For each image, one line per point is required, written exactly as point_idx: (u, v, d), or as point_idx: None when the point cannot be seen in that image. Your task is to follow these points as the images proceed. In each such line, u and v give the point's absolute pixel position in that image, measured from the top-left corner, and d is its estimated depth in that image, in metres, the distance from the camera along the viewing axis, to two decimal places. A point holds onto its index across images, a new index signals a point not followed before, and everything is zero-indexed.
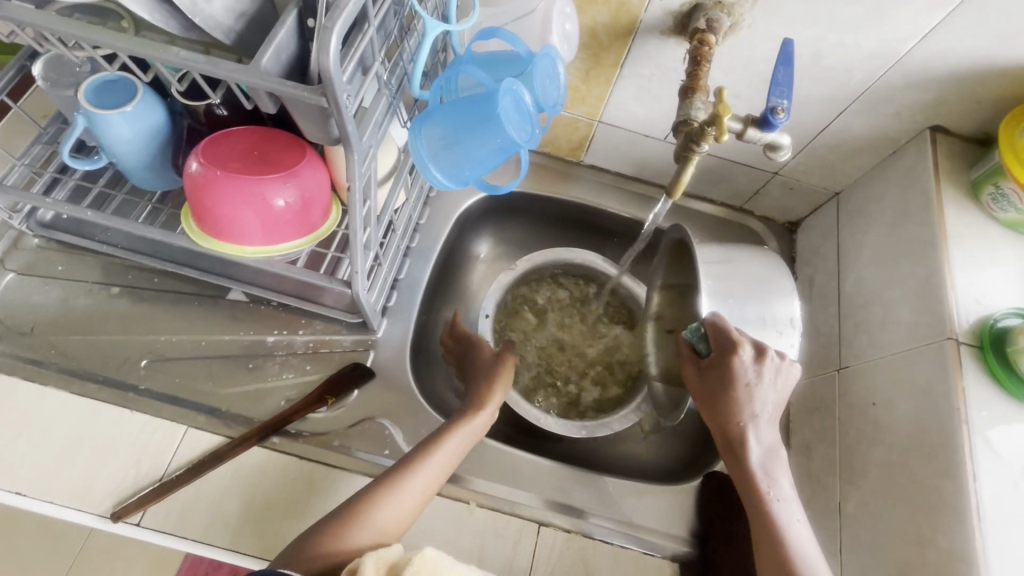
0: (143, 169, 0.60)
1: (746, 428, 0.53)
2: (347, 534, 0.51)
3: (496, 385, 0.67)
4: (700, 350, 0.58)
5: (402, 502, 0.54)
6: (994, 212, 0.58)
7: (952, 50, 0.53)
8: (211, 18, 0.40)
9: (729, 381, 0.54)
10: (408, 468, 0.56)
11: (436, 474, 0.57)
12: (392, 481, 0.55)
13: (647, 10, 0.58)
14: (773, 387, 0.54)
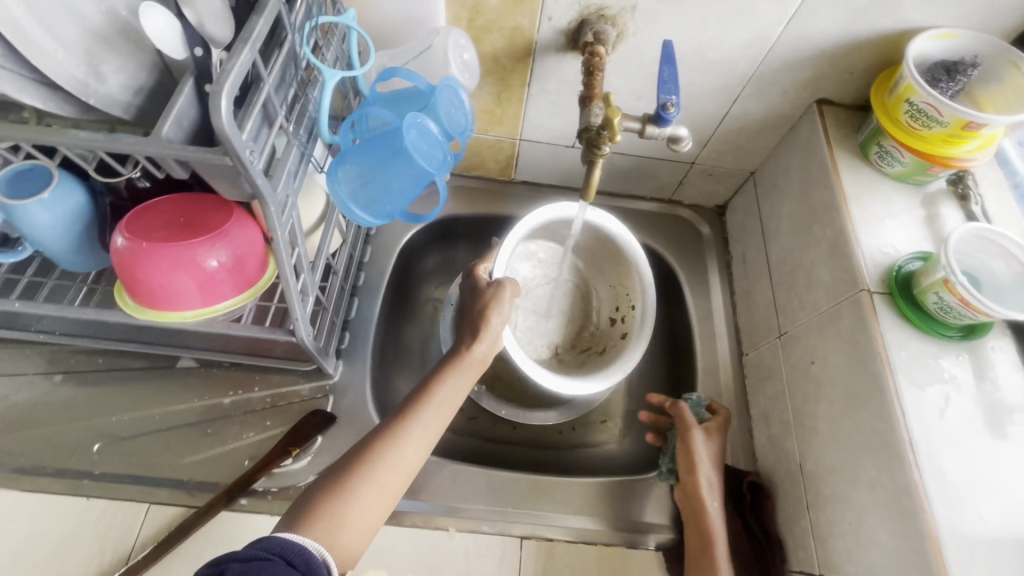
0: (71, 252, 0.60)
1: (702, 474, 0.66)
2: (357, 491, 0.49)
3: (503, 302, 0.63)
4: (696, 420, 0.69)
5: (409, 449, 0.53)
6: (882, 167, 0.63)
7: (816, 30, 0.59)
8: (106, 97, 0.41)
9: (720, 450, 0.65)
10: (413, 412, 0.55)
11: (441, 412, 0.56)
12: (395, 432, 0.53)
13: (539, 31, 0.61)
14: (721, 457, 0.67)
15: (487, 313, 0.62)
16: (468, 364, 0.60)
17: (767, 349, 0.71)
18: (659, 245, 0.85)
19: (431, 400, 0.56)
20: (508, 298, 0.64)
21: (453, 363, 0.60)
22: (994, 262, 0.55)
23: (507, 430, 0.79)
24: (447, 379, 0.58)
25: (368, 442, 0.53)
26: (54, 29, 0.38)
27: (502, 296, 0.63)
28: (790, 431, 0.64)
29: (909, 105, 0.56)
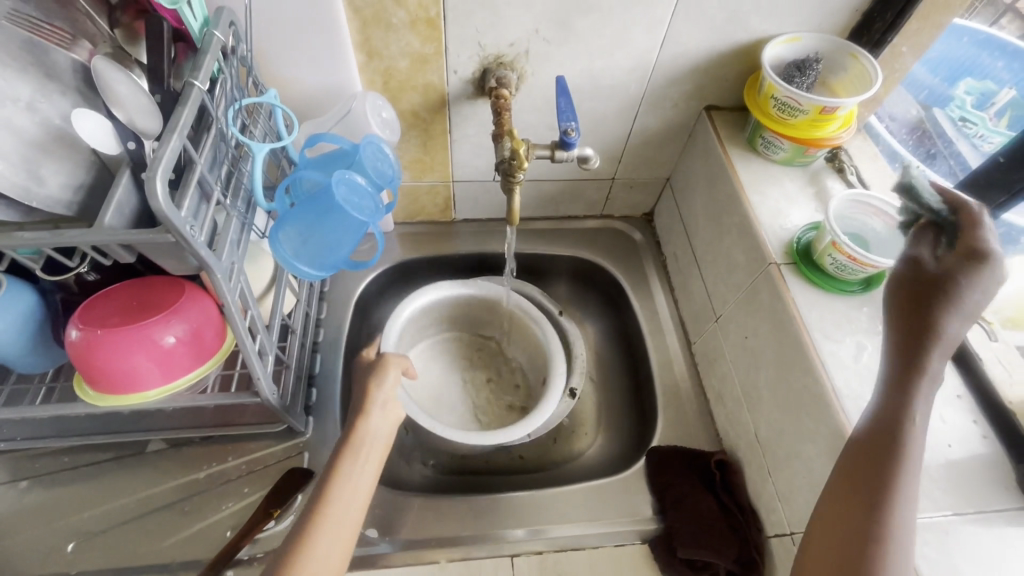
0: (26, 354, 0.61)
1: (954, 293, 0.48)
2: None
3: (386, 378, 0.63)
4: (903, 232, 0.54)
5: (333, 546, 0.49)
6: (769, 155, 0.71)
7: (686, 48, 0.67)
8: (48, 198, 0.44)
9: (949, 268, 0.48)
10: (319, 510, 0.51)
11: (356, 499, 0.53)
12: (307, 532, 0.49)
13: (448, 84, 0.68)
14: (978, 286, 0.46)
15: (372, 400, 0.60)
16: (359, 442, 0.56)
17: (709, 334, 0.76)
18: (599, 257, 0.91)
19: (336, 494, 0.52)
20: (394, 371, 0.64)
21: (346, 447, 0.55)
22: (873, 220, 0.63)
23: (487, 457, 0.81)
24: (346, 464, 0.54)
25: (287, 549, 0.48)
26: None
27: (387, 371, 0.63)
28: (742, 405, 0.68)
29: (774, 100, 0.65)
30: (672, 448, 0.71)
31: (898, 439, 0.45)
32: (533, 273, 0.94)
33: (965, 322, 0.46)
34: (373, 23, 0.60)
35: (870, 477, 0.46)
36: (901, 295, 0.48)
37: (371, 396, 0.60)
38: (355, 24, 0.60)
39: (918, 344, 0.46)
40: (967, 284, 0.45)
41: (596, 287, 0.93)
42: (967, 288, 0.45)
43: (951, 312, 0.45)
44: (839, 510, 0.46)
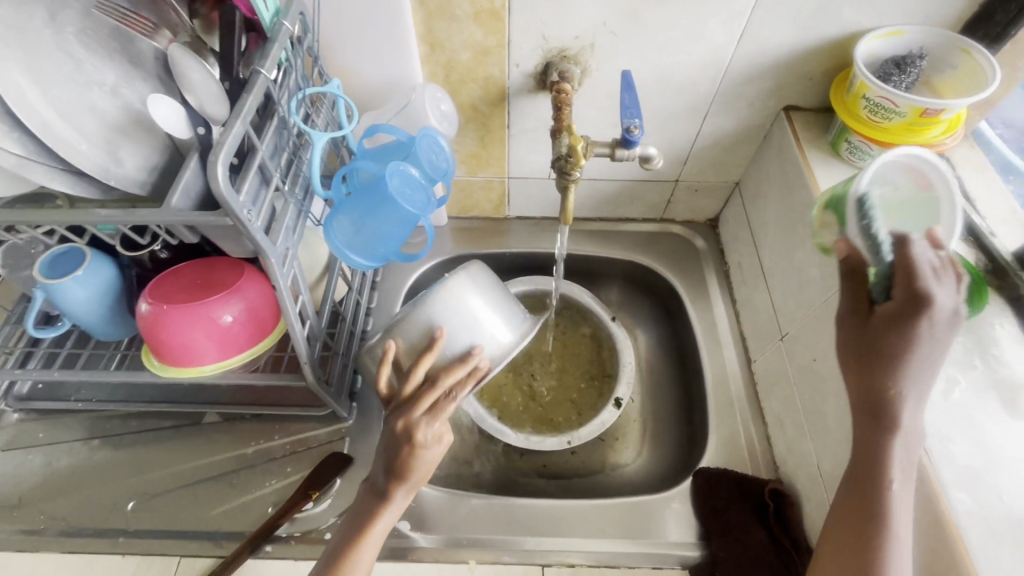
0: (104, 323, 0.66)
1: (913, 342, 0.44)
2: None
3: (431, 450, 0.54)
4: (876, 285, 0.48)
5: None
6: (855, 162, 0.64)
7: (767, 43, 0.62)
8: (124, 177, 0.46)
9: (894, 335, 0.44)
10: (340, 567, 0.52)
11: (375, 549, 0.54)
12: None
13: (510, 77, 0.67)
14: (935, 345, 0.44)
15: (411, 467, 0.53)
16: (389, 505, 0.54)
17: (772, 352, 0.70)
18: (656, 263, 0.87)
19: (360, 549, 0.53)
20: (439, 447, 0.54)
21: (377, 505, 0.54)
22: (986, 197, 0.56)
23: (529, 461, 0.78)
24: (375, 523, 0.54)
25: None
26: (78, 125, 0.44)
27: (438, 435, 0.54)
28: (805, 433, 0.62)
29: (866, 101, 0.59)
30: (721, 471, 0.67)
31: (876, 472, 0.44)
32: (585, 276, 0.92)
33: (926, 367, 0.44)
34: (438, 15, 0.60)
35: (856, 517, 0.45)
36: (857, 324, 0.48)
37: (409, 467, 0.53)
38: (419, 15, 0.60)
39: (876, 366, 0.45)
40: (929, 323, 0.44)
41: (650, 294, 0.89)
42: (926, 334, 0.44)
43: (912, 350, 0.44)
44: (828, 544, 0.46)
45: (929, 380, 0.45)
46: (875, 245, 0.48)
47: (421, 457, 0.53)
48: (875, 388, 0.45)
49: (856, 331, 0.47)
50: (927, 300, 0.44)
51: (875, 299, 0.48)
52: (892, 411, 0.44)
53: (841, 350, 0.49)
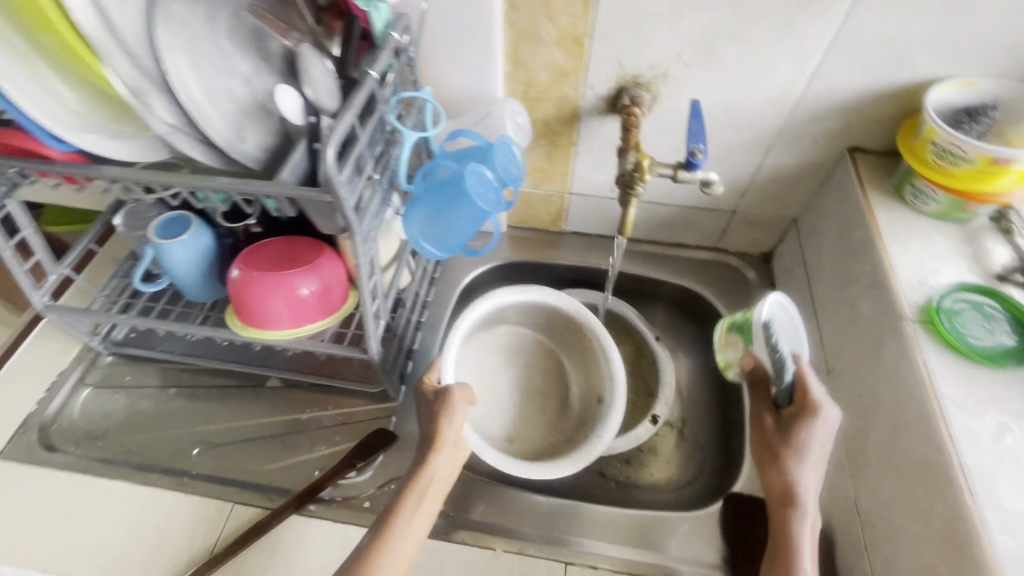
0: (196, 284, 0.74)
1: (807, 440, 0.56)
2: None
3: (455, 420, 0.63)
4: (779, 398, 0.61)
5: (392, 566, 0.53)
6: (918, 206, 0.66)
7: (836, 85, 0.64)
8: (245, 152, 0.53)
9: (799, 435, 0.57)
10: (381, 541, 0.54)
11: (420, 522, 0.57)
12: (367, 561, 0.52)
13: (583, 98, 0.72)
14: (824, 444, 0.57)
15: (441, 432, 0.62)
16: (422, 482, 0.59)
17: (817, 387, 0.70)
18: (705, 290, 0.88)
19: (405, 515, 0.56)
20: (460, 411, 0.64)
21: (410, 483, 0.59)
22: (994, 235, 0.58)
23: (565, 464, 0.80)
24: (408, 503, 0.57)
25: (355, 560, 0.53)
26: (217, 105, 0.51)
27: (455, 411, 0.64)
28: (844, 468, 0.62)
29: (934, 144, 0.60)
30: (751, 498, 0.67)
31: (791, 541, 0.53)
32: (633, 295, 0.94)
33: (818, 466, 0.56)
34: (525, 37, 0.66)
35: None
36: (772, 428, 0.60)
37: (440, 432, 0.62)
38: (509, 36, 0.66)
39: (786, 458, 0.56)
40: (821, 426, 0.56)
41: (696, 320, 0.91)
42: (820, 435, 0.56)
43: (810, 444, 0.56)
44: None
45: (819, 480, 0.56)
46: (779, 365, 0.60)
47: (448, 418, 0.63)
48: (782, 480, 0.56)
49: (772, 430, 0.59)
50: (816, 407, 0.57)
51: (780, 404, 0.60)
52: (796, 500, 0.54)
53: (760, 449, 0.60)
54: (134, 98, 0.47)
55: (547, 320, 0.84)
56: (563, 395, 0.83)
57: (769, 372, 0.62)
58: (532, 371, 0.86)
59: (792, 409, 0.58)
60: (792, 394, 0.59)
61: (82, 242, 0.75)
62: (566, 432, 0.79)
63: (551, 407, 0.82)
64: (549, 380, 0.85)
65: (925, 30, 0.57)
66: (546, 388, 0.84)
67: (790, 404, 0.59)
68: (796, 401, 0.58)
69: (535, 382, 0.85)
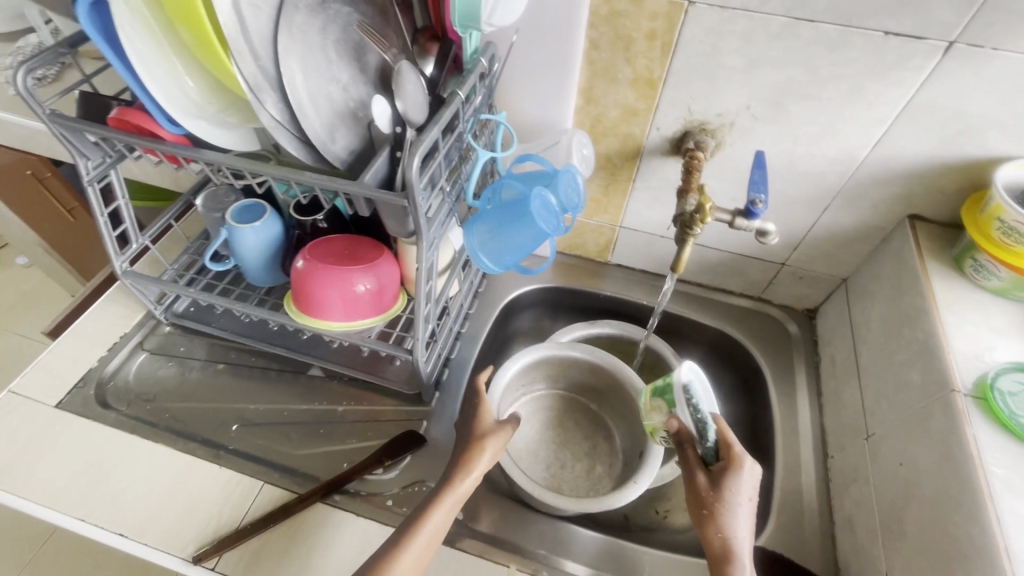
0: (260, 268, 0.78)
1: (732, 494, 0.55)
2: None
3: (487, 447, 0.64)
4: (704, 455, 0.59)
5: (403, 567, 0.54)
6: (978, 280, 0.66)
7: (902, 152, 0.65)
8: (333, 152, 0.58)
9: (726, 488, 0.55)
10: (406, 538, 0.55)
11: (437, 532, 0.57)
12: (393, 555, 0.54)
13: (648, 138, 0.74)
14: (750, 497, 0.56)
15: (474, 455, 0.63)
16: (456, 493, 0.60)
17: (854, 451, 0.69)
18: (745, 338, 0.88)
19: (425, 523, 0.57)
20: (495, 442, 0.65)
21: (446, 488, 0.60)
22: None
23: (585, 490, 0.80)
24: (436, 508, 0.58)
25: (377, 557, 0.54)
26: (316, 106, 0.56)
27: (490, 440, 0.65)
28: (876, 537, 0.60)
29: (999, 223, 0.60)
30: (774, 555, 0.66)
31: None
32: (671, 334, 0.94)
33: (746, 522, 0.55)
34: (601, 75, 0.69)
35: None
36: (700, 485, 0.57)
37: (473, 452, 0.63)
38: (586, 72, 0.70)
39: (716, 511, 0.55)
40: (742, 477, 0.56)
41: (733, 367, 0.90)
42: (745, 487, 0.55)
43: (736, 500, 0.55)
44: None
45: (749, 536, 0.55)
46: (702, 428, 0.60)
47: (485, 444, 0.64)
48: (721, 539, 0.53)
49: (700, 488, 0.57)
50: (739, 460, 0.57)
51: (707, 462, 0.59)
52: (735, 561, 0.52)
53: (690, 508, 0.57)
54: (251, 92, 0.51)
55: (587, 377, 0.85)
56: (607, 456, 0.84)
57: (690, 432, 0.61)
58: (568, 420, 0.87)
59: (719, 465, 0.57)
60: (718, 451, 0.59)
61: (163, 217, 0.82)
62: (595, 484, 0.81)
63: (598, 468, 0.82)
64: (584, 433, 0.86)
65: (1001, 109, 0.58)
66: (579, 440, 0.86)
67: (718, 461, 0.58)
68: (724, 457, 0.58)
69: (581, 441, 0.85)
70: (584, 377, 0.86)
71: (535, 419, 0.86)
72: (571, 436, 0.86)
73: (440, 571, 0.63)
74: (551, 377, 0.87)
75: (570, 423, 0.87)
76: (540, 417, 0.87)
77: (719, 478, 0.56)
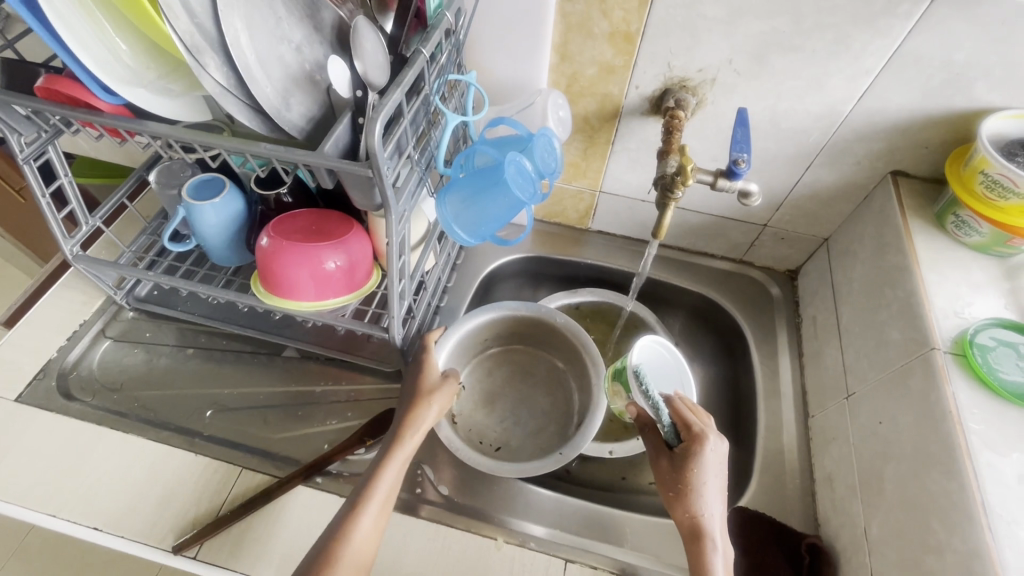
0: (223, 248, 0.74)
1: (697, 475, 0.56)
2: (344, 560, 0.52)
3: (433, 403, 0.65)
4: (669, 441, 0.61)
5: (364, 528, 0.55)
6: (960, 237, 0.65)
7: (887, 105, 0.63)
8: (289, 120, 0.53)
9: (694, 470, 0.56)
10: (362, 500, 0.56)
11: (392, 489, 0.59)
12: (352, 518, 0.55)
13: (627, 97, 0.71)
14: (718, 471, 0.57)
15: (418, 409, 0.64)
16: (405, 450, 0.61)
17: (834, 410, 0.70)
18: (727, 301, 0.88)
19: (378, 481, 0.58)
20: (441, 398, 0.66)
21: (393, 447, 0.61)
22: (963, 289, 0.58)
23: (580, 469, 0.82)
24: (387, 468, 0.59)
25: (338, 520, 0.55)
26: (268, 70, 0.51)
27: (436, 396, 0.66)
28: (856, 494, 0.61)
29: (983, 176, 0.59)
30: (759, 514, 0.66)
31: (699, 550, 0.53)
32: (653, 300, 0.94)
33: (716, 496, 0.56)
34: (576, 29, 0.65)
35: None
36: (665, 467, 0.60)
37: (418, 406, 0.65)
38: (560, 27, 0.65)
39: (683, 493, 0.56)
40: (709, 455, 0.56)
41: (715, 331, 0.90)
42: (709, 465, 0.56)
43: (703, 479, 0.56)
44: None
45: (720, 508, 0.56)
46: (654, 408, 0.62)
47: (431, 399, 0.66)
48: (690, 517, 0.55)
49: (666, 473, 0.59)
50: (702, 438, 0.57)
51: (672, 444, 0.60)
52: (707, 533, 0.54)
53: (660, 489, 0.59)
54: (190, 54, 0.46)
55: (545, 335, 0.83)
56: (564, 415, 0.81)
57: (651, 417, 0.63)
58: (526, 377, 0.85)
59: (681, 448, 0.58)
60: (678, 432, 0.60)
61: (115, 196, 0.76)
62: (544, 442, 0.78)
63: (552, 428, 0.80)
64: (544, 391, 0.84)
65: (989, 57, 0.56)
66: (536, 398, 0.83)
67: (679, 443, 0.59)
68: (684, 438, 0.59)
69: (541, 400, 0.83)
70: (542, 334, 0.84)
71: (488, 380, 0.85)
72: (527, 394, 0.84)
73: (427, 547, 0.63)
74: (510, 333, 0.85)
75: (530, 379, 0.85)
76: (494, 378, 0.85)
77: (687, 461, 0.57)
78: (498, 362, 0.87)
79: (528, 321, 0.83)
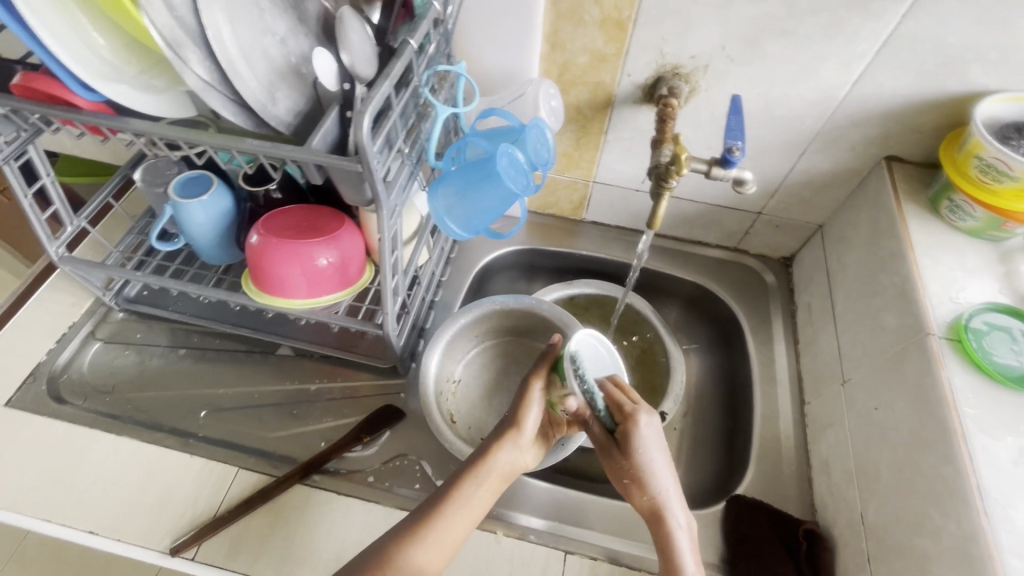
0: (212, 246, 0.73)
1: (639, 455, 0.56)
2: (404, 563, 0.52)
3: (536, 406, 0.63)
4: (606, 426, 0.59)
5: (442, 535, 0.54)
6: (954, 222, 0.65)
7: (881, 90, 0.63)
8: (276, 115, 0.52)
9: (633, 450, 0.56)
10: (442, 507, 0.56)
11: (478, 496, 0.58)
12: (429, 525, 0.54)
13: (619, 85, 0.70)
14: (660, 445, 0.57)
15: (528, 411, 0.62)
16: (495, 459, 0.59)
17: (830, 397, 0.70)
18: (722, 290, 0.87)
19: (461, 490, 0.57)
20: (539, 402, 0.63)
21: (481, 458, 0.59)
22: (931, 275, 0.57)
23: (578, 461, 0.82)
24: (469, 483, 0.58)
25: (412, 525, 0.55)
26: (252, 63, 0.50)
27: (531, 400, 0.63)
28: (852, 480, 0.62)
29: (978, 160, 0.59)
30: (756, 501, 0.66)
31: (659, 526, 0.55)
32: (649, 290, 0.93)
33: (666, 471, 0.57)
34: (567, 17, 0.64)
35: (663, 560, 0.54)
36: (615, 455, 0.58)
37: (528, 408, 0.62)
38: (550, 15, 0.64)
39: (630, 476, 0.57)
40: (648, 435, 0.56)
41: (711, 320, 0.90)
42: (649, 443, 0.56)
43: (647, 457, 0.56)
44: None
45: (673, 480, 0.57)
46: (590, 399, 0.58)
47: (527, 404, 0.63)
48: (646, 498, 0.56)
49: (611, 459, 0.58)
50: (634, 418, 0.56)
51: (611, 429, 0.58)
52: (665, 514, 0.55)
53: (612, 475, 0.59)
54: (170, 49, 0.45)
55: (535, 327, 0.83)
56: None
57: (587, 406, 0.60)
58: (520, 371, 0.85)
59: (617, 432, 0.57)
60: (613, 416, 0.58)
61: (100, 195, 0.75)
62: None
63: None
64: None
65: (983, 39, 0.56)
66: None
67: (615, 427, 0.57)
68: (619, 421, 0.57)
69: None
70: (533, 327, 0.84)
71: (482, 379, 0.84)
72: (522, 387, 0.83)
73: None
74: (501, 328, 0.85)
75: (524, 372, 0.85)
76: (489, 373, 0.84)
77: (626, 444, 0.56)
78: (490, 358, 0.86)
79: (519, 314, 0.83)
